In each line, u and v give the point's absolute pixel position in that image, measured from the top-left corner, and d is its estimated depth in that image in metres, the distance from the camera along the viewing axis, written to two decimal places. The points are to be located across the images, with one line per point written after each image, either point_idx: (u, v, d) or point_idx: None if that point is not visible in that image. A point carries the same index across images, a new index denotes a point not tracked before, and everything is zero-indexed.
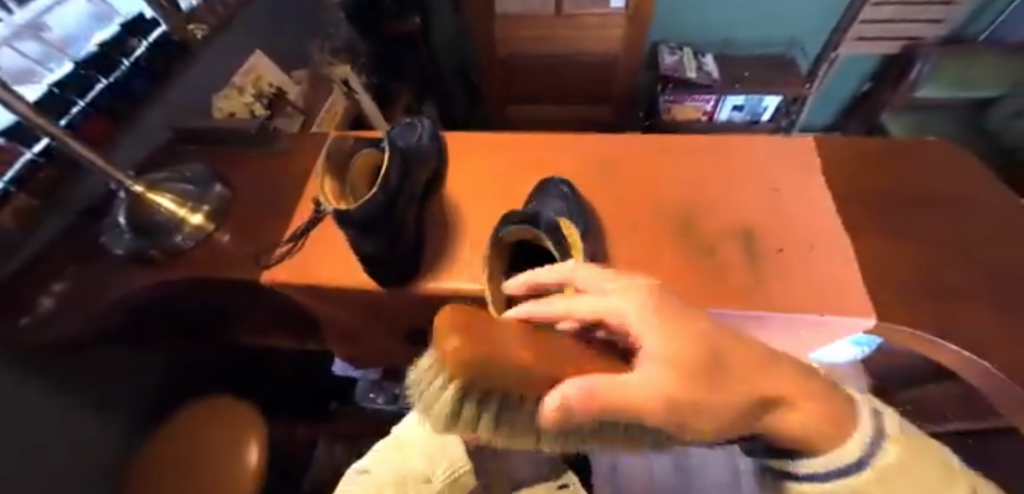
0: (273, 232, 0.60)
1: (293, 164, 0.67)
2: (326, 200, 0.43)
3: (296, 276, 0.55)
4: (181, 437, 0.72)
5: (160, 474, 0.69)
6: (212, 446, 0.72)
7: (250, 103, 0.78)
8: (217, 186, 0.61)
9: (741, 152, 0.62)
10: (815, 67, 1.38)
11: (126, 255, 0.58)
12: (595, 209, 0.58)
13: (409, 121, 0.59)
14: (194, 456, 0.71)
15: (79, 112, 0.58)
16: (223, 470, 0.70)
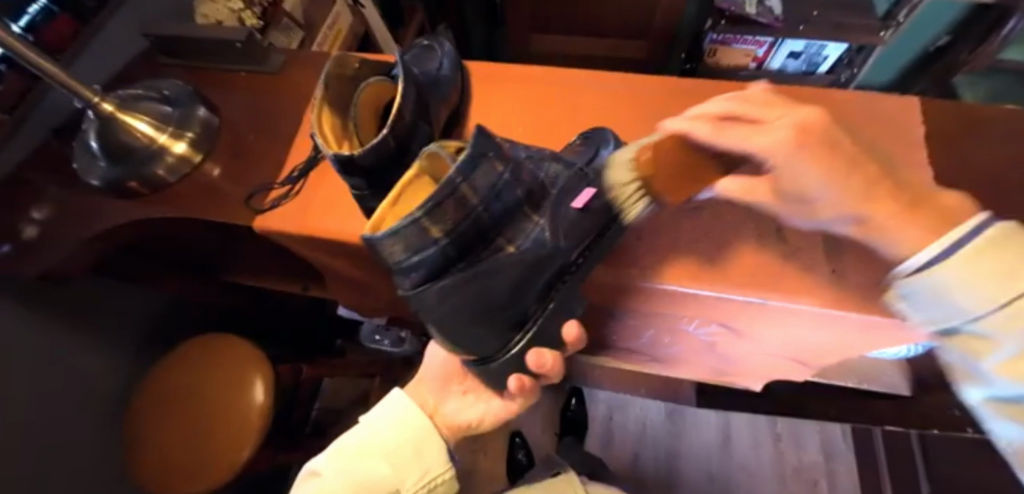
0: (268, 168, 0.52)
1: (290, 88, 0.57)
2: (325, 144, 0.34)
3: (292, 223, 0.48)
4: (184, 371, 0.68)
5: (159, 407, 0.67)
6: (215, 384, 0.67)
7: (239, 10, 0.65)
8: (200, 109, 0.53)
9: (826, 114, 0.51)
10: (896, 9, 1.13)
11: (104, 187, 0.51)
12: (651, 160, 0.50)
13: (427, 44, 0.48)
14: (193, 393, 0.67)
15: (42, 12, 0.49)
16: (221, 408, 0.66)
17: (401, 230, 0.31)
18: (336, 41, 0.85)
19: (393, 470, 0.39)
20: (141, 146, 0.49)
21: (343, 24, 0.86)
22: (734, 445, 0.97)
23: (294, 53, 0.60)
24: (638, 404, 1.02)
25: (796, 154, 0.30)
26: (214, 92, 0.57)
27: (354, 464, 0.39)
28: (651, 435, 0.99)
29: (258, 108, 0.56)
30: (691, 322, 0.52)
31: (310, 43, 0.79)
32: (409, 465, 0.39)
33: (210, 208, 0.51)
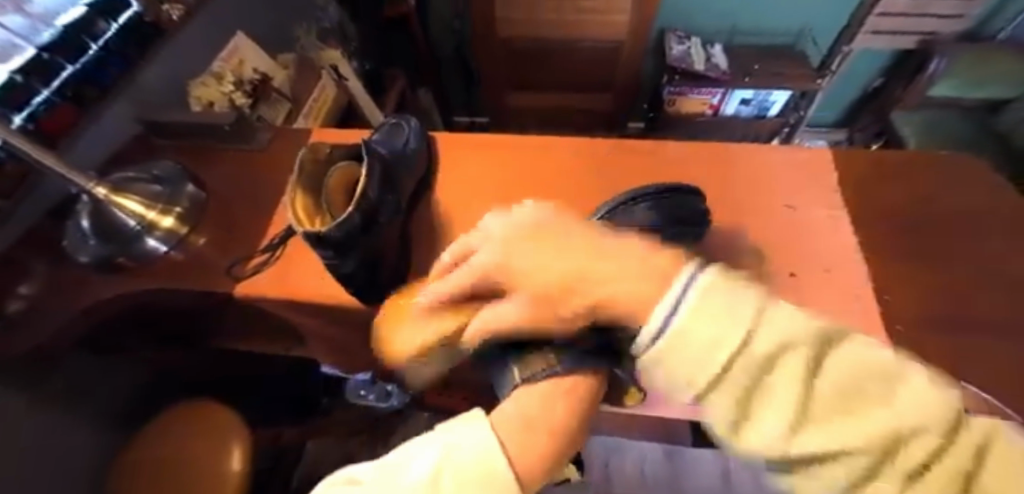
0: (252, 237, 0.56)
1: (273, 164, 0.63)
2: (298, 221, 0.39)
3: (271, 289, 0.52)
4: (156, 440, 0.70)
5: (136, 484, 0.67)
6: (188, 456, 0.69)
7: (229, 93, 0.72)
8: (189, 185, 0.57)
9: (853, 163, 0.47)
10: (828, 59, 1.30)
11: (92, 262, 0.54)
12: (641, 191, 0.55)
13: (395, 121, 0.54)
14: (164, 465, 0.68)
15: (43, 103, 0.53)
16: (198, 478, 0.67)
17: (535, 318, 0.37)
18: (321, 111, 0.92)
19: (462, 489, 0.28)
20: (131, 224, 0.53)
21: (329, 94, 0.94)
22: (735, 482, 0.97)
23: (279, 130, 0.65)
24: (634, 447, 1.02)
25: None
26: (202, 168, 0.62)
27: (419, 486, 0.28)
28: (649, 478, 0.98)
29: (243, 182, 0.61)
30: None
31: (296, 115, 0.86)
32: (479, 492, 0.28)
33: (196, 276, 0.54)
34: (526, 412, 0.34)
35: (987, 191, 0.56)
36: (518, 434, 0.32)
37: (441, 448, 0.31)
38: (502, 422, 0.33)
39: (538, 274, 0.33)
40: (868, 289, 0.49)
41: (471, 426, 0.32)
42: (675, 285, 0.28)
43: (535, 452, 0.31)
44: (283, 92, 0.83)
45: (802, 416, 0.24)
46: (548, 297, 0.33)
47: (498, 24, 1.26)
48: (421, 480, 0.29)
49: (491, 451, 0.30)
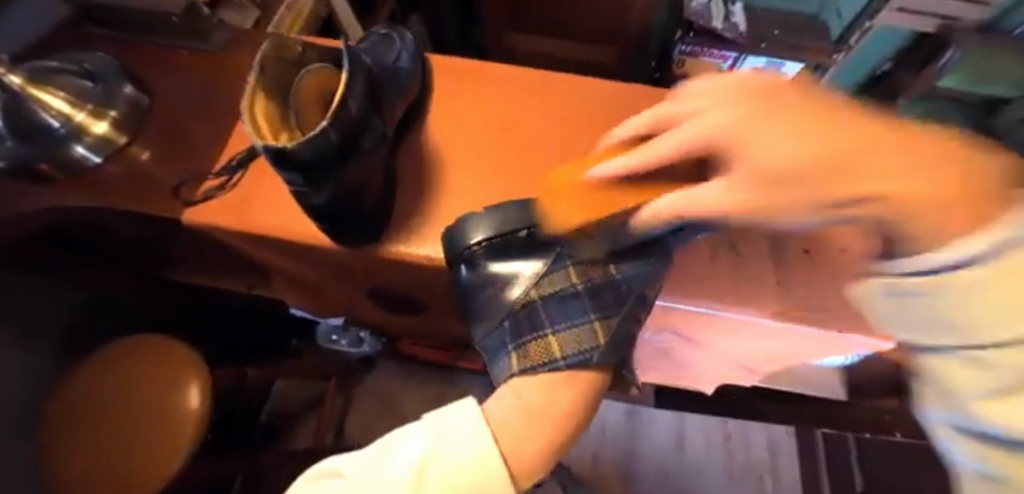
0: (207, 156, 0.48)
1: (235, 71, 0.53)
2: (258, 129, 0.31)
3: (228, 217, 0.44)
4: (101, 380, 0.64)
5: (81, 428, 0.62)
6: (140, 398, 0.63)
7: None
8: (127, 87, 0.48)
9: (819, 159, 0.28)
10: (848, 33, 1.21)
11: (6, 170, 0.44)
12: None
13: (384, 33, 0.45)
14: (115, 404, 0.63)
15: None
16: (155, 420, 0.61)
17: (580, 329, 0.38)
18: (297, 22, 0.82)
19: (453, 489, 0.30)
20: (54, 125, 0.43)
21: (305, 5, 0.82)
22: (688, 446, 0.98)
23: (243, 31, 0.55)
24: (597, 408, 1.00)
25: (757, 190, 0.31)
26: (148, 67, 0.52)
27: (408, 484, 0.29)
28: (610, 437, 0.98)
29: (197, 90, 0.51)
30: (645, 330, 0.52)
31: (268, 22, 0.75)
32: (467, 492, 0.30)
33: (140, 196, 0.46)
34: (527, 406, 0.34)
35: None
36: (511, 434, 0.32)
37: (432, 443, 0.31)
38: (498, 420, 0.33)
39: (787, 165, 0.29)
40: None
41: (463, 418, 0.33)
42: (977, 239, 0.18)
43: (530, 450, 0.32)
44: None
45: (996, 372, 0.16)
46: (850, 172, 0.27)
47: None
48: (409, 469, 0.30)
49: (481, 453, 0.31)
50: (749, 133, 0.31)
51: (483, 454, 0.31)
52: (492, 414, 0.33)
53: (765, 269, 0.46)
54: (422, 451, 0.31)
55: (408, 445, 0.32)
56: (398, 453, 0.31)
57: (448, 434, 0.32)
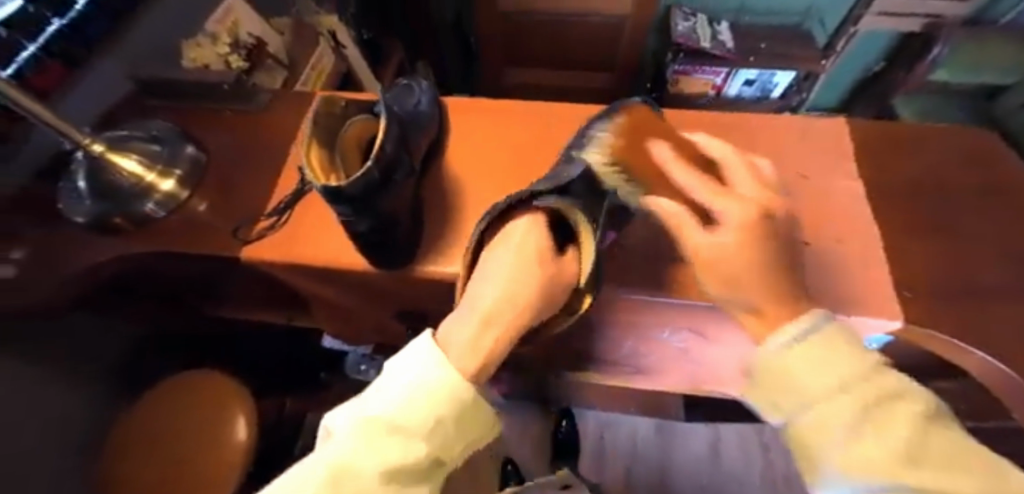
0: (256, 203, 0.54)
1: (275, 127, 0.60)
2: (312, 173, 0.37)
3: (275, 253, 0.50)
4: (152, 412, 0.69)
5: (131, 457, 0.66)
6: (191, 429, 0.68)
7: (225, 54, 0.73)
8: (188, 147, 0.55)
9: (752, 273, 0.34)
10: (834, 39, 1.29)
11: (88, 225, 0.52)
12: None
13: (405, 82, 0.52)
14: (167, 432, 0.67)
15: (31, 59, 0.52)
16: (205, 448, 0.66)
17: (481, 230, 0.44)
18: (318, 80, 0.91)
19: (428, 407, 0.32)
20: (128, 184, 0.51)
21: (325, 63, 0.93)
22: (723, 455, 0.99)
23: (280, 91, 0.63)
24: (627, 422, 1.02)
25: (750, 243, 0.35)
26: (201, 129, 0.60)
27: (384, 433, 0.31)
28: (642, 451, 1.00)
29: (244, 145, 0.59)
30: (665, 330, 0.52)
31: (294, 82, 0.86)
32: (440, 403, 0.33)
33: (199, 240, 0.52)
34: (493, 276, 0.41)
35: (996, 167, 0.56)
36: (460, 355, 0.36)
37: (389, 386, 0.34)
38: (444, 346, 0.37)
39: (717, 248, 0.35)
40: (880, 261, 0.49)
41: (416, 351, 0.35)
42: (794, 326, 0.32)
43: (478, 349, 0.37)
44: (278, 59, 0.83)
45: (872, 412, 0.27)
46: (760, 315, 0.34)
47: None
48: (369, 408, 0.33)
49: (434, 382, 0.33)
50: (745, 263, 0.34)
51: (431, 382, 0.33)
52: (444, 338, 0.37)
53: None
54: (380, 394, 0.34)
55: (379, 390, 0.34)
56: (386, 401, 0.33)
57: (412, 364, 0.34)
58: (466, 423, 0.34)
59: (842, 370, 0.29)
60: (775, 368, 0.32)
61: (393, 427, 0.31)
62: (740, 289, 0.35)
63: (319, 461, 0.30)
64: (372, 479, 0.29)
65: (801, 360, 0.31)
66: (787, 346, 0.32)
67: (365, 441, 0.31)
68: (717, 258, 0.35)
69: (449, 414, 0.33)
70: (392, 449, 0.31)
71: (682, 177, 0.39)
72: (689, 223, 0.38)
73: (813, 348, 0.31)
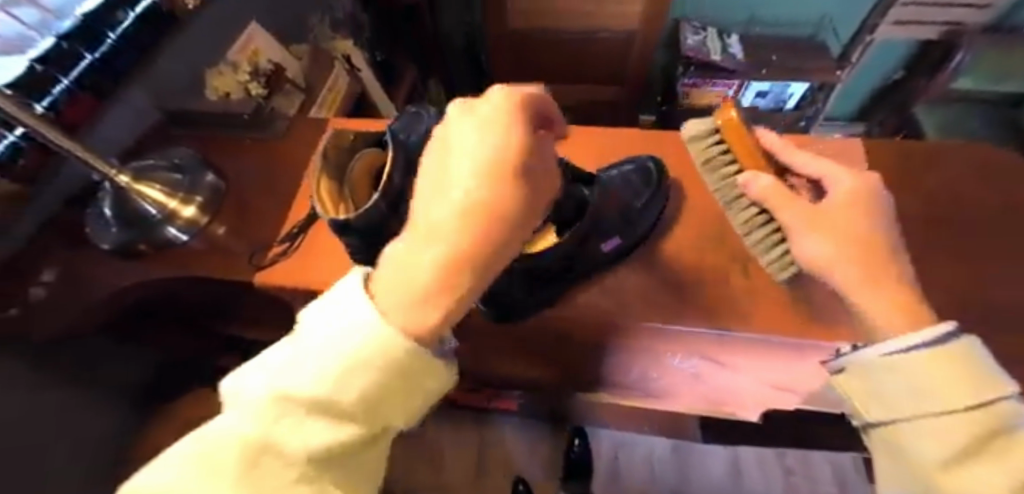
0: (270, 227, 0.56)
1: (290, 153, 0.62)
2: (323, 206, 0.39)
3: (288, 277, 0.52)
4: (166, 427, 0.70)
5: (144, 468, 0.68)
6: None
7: (244, 81, 0.72)
8: (208, 175, 0.57)
9: (859, 231, 0.35)
10: (850, 49, 1.27)
11: (113, 250, 0.54)
12: (672, 178, 0.53)
13: (413, 110, 0.53)
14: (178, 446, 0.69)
15: (64, 92, 0.57)
16: None
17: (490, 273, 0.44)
18: (334, 102, 0.93)
19: None
20: (152, 213, 0.53)
21: (341, 85, 0.95)
22: (742, 477, 0.96)
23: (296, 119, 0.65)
24: (642, 442, 1.01)
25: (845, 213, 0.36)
26: (220, 156, 0.62)
27: (400, 319, 0.23)
28: (658, 472, 0.98)
29: (261, 171, 0.61)
30: (674, 356, 0.52)
31: (310, 105, 0.86)
32: None
33: (219, 264, 0.54)
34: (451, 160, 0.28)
35: (1017, 182, 0.54)
36: (402, 289, 0.22)
37: (306, 336, 0.22)
38: (381, 274, 0.23)
39: (813, 258, 0.36)
40: None
41: (347, 292, 0.23)
42: (917, 335, 0.30)
43: (427, 278, 0.22)
44: (295, 83, 0.83)
45: (989, 438, 0.27)
46: (874, 280, 0.33)
47: (510, 14, 1.25)
48: (278, 373, 0.21)
49: (368, 329, 0.22)
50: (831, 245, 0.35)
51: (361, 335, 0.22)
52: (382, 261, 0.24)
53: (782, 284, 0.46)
54: (298, 346, 0.22)
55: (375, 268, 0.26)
56: (362, 285, 0.25)
57: (412, 246, 0.26)
58: (421, 373, 0.23)
59: (962, 392, 0.28)
60: (881, 374, 0.31)
61: (319, 401, 0.21)
62: (830, 240, 0.35)
63: (297, 370, 0.22)
64: (291, 468, 0.20)
65: (908, 376, 0.30)
66: (891, 355, 0.30)
67: (279, 421, 0.20)
68: (832, 222, 0.35)
69: (468, 300, 0.26)
70: (406, 334, 0.24)
71: (788, 206, 0.38)
72: (810, 208, 0.37)
73: (924, 365, 0.29)
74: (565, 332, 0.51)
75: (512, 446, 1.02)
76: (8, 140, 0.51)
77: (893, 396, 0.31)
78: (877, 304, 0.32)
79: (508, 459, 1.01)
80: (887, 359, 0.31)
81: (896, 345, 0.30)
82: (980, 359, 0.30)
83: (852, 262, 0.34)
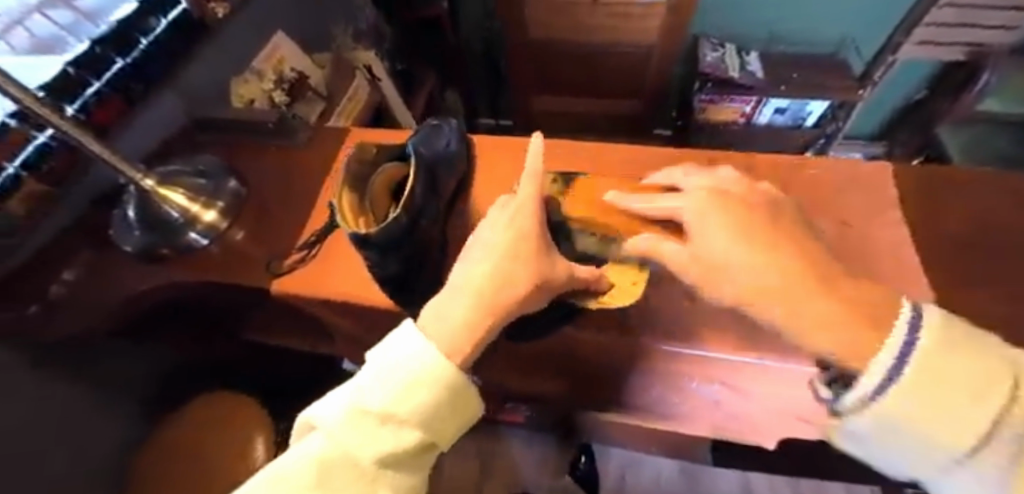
0: (289, 235, 0.56)
1: (311, 161, 0.63)
2: (345, 221, 0.38)
3: (304, 286, 0.52)
4: (174, 423, 0.71)
5: (153, 462, 0.68)
6: (207, 443, 0.69)
7: (269, 89, 0.78)
8: (231, 181, 0.58)
9: (780, 266, 0.34)
10: (872, 68, 1.26)
11: (135, 252, 0.55)
12: None
13: (435, 122, 0.53)
14: (185, 444, 0.69)
15: (94, 95, 0.58)
16: (218, 464, 0.67)
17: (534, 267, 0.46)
18: (353, 112, 0.94)
19: (401, 398, 0.28)
20: (174, 216, 0.54)
21: (362, 95, 0.96)
22: None
23: (317, 128, 0.66)
24: (651, 463, 0.99)
25: (747, 240, 0.36)
26: (243, 163, 0.63)
27: (357, 431, 0.27)
28: None
29: (281, 178, 0.61)
30: (692, 380, 0.50)
31: (330, 113, 0.89)
32: (413, 388, 0.28)
33: (236, 269, 0.54)
34: (476, 237, 0.38)
35: None
36: (446, 332, 0.31)
37: (370, 370, 0.29)
38: (428, 323, 0.32)
39: (759, 289, 0.33)
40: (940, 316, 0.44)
41: (401, 333, 0.31)
42: (900, 330, 0.27)
43: (462, 323, 0.32)
44: (318, 91, 0.87)
45: (1000, 418, 0.24)
46: (834, 294, 0.31)
47: (529, 27, 1.26)
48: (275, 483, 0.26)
49: (422, 359, 0.29)
50: (782, 293, 0.32)
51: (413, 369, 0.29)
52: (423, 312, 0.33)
53: None
54: (362, 378, 0.29)
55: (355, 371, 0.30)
56: (331, 397, 0.29)
57: (382, 355, 0.30)
58: (461, 401, 0.30)
59: (976, 389, 0.24)
60: (900, 407, 0.26)
61: (388, 415, 0.27)
62: (772, 293, 0.33)
63: (276, 480, 0.26)
64: (365, 467, 0.26)
65: (927, 390, 0.26)
66: (886, 387, 0.27)
67: (357, 432, 0.27)
68: (733, 269, 0.35)
69: (437, 403, 0.29)
70: (371, 442, 0.27)
71: (694, 262, 0.37)
72: (714, 251, 0.36)
73: (923, 372, 0.26)
74: (580, 351, 0.51)
75: (519, 460, 1.01)
76: (40, 140, 0.53)
77: (924, 436, 0.26)
78: (843, 333, 0.30)
79: (515, 472, 1.00)
80: (888, 400, 0.27)
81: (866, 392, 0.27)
82: (962, 329, 0.27)
83: (807, 298, 0.32)
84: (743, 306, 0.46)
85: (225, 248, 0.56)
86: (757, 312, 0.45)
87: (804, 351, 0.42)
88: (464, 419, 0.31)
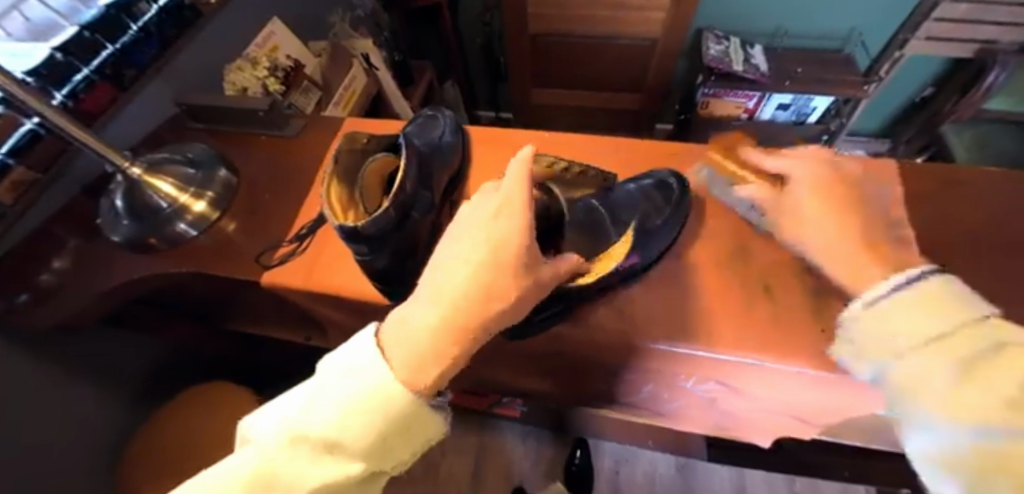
0: (279, 227, 0.55)
1: (304, 151, 0.62)
2: (332, 212, 0.37)
3: (295, 279, 0.51)
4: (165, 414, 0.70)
5: (142, 454, 0.68)
6: (197, 434, 0.68)
7: (263, 77, 0.74)
8: (222, 171, 0.57)
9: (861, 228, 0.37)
10: (877, 65, 1.23)
11: (123, 243, 0.54)
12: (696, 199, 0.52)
13: (430, 113, 0.52)
14: (175, 436, 0.68)
15: (82, 80, 0.56)
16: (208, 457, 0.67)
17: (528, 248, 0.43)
18: (350, 101, 0.92)
19: (344, 421, 0.28)
20: (163, 205, 0.53)
21: (358, 85, 0.94)
22: None
23: (311, 119, 0.65)
24: (645, 459, 0.99)
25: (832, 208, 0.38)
26: (235, 153, 0.62)
27: (292, 452, 0.27)
28: (660, 490, 0.96)
29: (273, 168, 0.60)
30: (687, 379, 0.49)
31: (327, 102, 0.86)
32: (357, 413, 0.28)
33: (225, 261, 0.53)
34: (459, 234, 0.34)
35: None
36: (408, 351, 0.29)
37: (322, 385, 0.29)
38: (392, 334, 0.31)
39: (823, 244, 0.38)
40: None
41: (359, 348, 0.30)
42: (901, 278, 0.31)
43: (427, 338, 0.29)
44: (314, 81, 0.83)
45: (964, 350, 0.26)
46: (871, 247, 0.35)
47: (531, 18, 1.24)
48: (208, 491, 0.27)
49: (373, 382, 0.29)
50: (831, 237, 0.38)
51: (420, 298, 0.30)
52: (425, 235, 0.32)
53: (805, 314, 0.43)
54: (312, 393, 0.29)
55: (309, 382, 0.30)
56: (280, 407, 0.29)
57: (337, 371, 0.29)
58: (412, 426, 0.30)
59: (945, 314, 0.28)
60: (871, 320, 0.31)
61: (327, 439, 0.27)
62: (828, 236, 0.38)
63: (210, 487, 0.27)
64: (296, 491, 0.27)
65: (896, 311, 0.30)
66: (886, 295, 0.31)
67: (290, 452, 0.27)
68: (815, 218, 0.39)
69: (382, 429, 0.28)
70: (307, 464, 0.27)
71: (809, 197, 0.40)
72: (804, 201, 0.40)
73: (896, 301, 0.30)
74: (574, 349, 0.50)
75: (513, 454, 1.00)
76: (28, 127, 0.51)
77: (882, 341, 0.30)
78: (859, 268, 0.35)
79: (509, 467, 0.99)
80: (871, 306, 0.31)
81: (868, 296, 0.32)
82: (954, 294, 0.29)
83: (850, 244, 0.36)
84: (743, 306, 0.45)
85: (214, 238, 0.55)
86: (755, 311, 0.44)
87: (803, 354, 0.41)
88: (413, 444, 0.30)
